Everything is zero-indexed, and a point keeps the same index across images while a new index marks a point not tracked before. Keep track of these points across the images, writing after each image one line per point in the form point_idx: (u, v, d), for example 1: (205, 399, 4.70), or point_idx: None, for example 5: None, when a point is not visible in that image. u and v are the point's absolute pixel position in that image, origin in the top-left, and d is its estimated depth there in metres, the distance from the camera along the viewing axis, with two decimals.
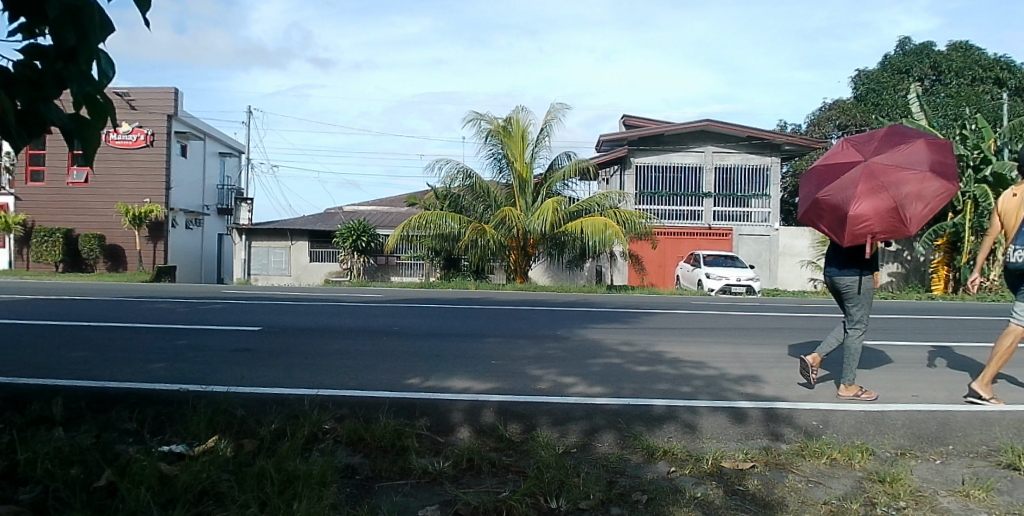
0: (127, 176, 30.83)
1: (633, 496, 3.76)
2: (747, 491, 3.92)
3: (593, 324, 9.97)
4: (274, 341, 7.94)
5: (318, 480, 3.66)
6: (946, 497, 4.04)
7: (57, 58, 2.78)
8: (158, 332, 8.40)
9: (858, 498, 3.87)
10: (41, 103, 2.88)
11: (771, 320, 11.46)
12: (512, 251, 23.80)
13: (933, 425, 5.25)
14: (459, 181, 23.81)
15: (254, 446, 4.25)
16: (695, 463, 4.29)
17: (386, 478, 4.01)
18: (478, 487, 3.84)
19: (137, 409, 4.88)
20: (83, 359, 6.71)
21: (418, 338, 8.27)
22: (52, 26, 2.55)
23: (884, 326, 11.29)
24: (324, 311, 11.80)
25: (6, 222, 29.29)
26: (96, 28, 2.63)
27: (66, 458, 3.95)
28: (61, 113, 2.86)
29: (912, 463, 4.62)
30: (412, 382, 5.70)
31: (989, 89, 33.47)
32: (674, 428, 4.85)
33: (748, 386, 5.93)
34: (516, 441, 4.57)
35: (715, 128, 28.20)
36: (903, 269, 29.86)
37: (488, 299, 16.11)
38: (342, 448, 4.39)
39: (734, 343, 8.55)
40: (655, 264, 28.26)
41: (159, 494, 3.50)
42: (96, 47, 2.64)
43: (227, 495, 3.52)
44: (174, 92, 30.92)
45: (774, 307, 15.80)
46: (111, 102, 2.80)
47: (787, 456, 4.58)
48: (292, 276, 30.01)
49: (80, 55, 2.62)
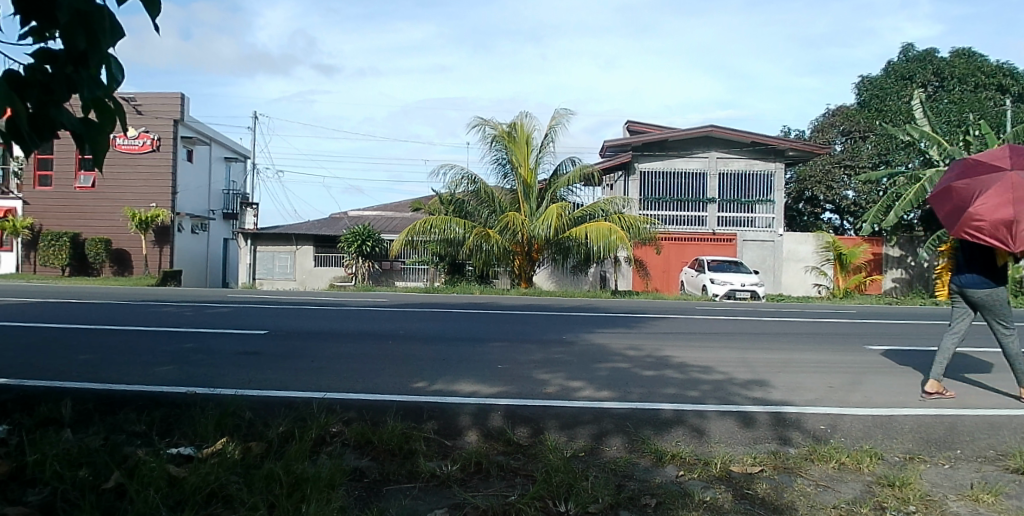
0: (133, 181, 30.98)
1: (642, 500, 3.75)
2: (757, 495, 3.90)
3: (598, 329, 9.95)
4: (281, 345, 7.95)
5: (328, 483, 3.67)
6: (956, 501, 4.01)
7: (70, 63, 2.83)
8: (163, 335, 8.41)
9: (867, 502, 3.85)
10: (53, 106, 2.90)
11: (777, 325, 11.39)
12: (517, 256, 23.76)
13: (941, 429, 5.21)
14: (464, 186, 23.92)
15: (262, 449, 4.26)
16: (703, 467, 4.27)
17: (394, 481, 4.01)
18: (485, 491, 3.83)
19: (145, 412, 4.90)
20: (91, 361, 6.74)
21: (424, 343, 8.25)
22: (63, 32, 2.54)
23: (891, 332, 11.20)
24: (329, 314, 11.81)
25: (14, 226, 29.48)
26: (107, 33, 2.62)
27: (75, 460, 3.96)
28: (71, 117, 2.89)
29: (920, 467, 4.58)
30: (419, 386, 5.68)
31: (992, 95, 33.29)
32: (682, 432, 4.82)
33: (755, 390, 5.90)
34: (523, 445, 4.56)
35: (719, 134, 28.25)
36: (908, 275, 29.71)
37: (493, 303, 16.08)
38: (350, 451, 4.40)
39: (741, 348, 8.51)
40: (659, 269, 28.12)
41: (167, 495, 3.50)
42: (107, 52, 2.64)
43: (235, 496, 3.52)
44: (182, 97, 31.14)
45: (779, 313, 15.74)
46: (121, 107, 2.92)
47: (796, 460, 4.55)
48: (297, 280, 30.05)
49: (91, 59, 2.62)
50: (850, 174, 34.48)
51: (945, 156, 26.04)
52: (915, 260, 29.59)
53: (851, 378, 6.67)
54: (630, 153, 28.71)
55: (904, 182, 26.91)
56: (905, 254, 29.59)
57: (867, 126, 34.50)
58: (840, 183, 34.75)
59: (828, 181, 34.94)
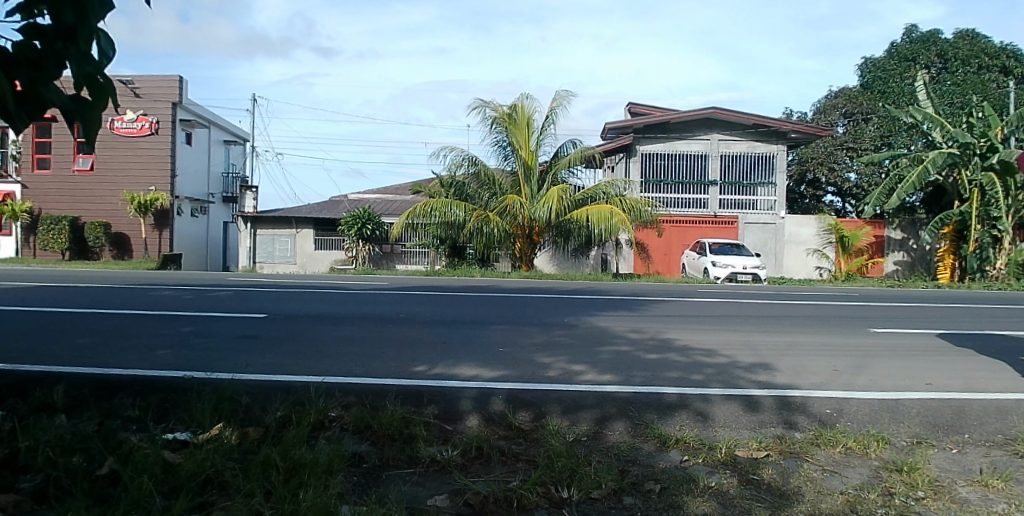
0: (131, 164, 30.76)
1: (646, 485, 3.68)
2: (763, 480, 3.82)
3: (600, 312, 9.87)
4: (279, 328, 7.88)
5: (325, 469, 3.60)
6: (965, 486, 3.94)
7: (57, 38, 2.73)
8: (161, 319, 8.32)
9: (876, 488, 3.78)
10: (41, 83, 2.79)
11: (779, 308, 11.30)
12: (518, 239, 23.63)
13: (947, 413, 5.14)
14: (465, 168, 23.70)
15: (259, 435, 4.19)
16: (708, 452, 4.20)
17: (393, 466, 3.94)
18: (486, 477, 3.76)
19: (140, 397, 4.82)
20: (87, 345, 6.66)
21: (424, 326, 8.18)
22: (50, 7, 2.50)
23: (894, 314, 11.13)
24: (328, 298, 11.74)
25: (12, 210, 29.33)
26: (96, 7, 2.56)
27: (67, 446, 3.89)
28: (61, 94, 2.78)
29: (928, 452, 4.51)
30: (418, 370, 5.61)
31: (995, 77, 32.80)
32: (685, 416, 4.74)
33: (760, 374, 5.83)
34: (525, 430, 4.48)
35: (721, 116, 27.98)
36: (909, 258, 29.57)
37: (494, 286, 15.99)
38: (349, 436, 4.33)
39: (743, 330, 8.43)
40: (660, 252, 27.99)
41: (161, 482, 3.43)
42: (95, 26, 2.58)
43: (231, 483, 3.44)
44: (180, 80, 30.82)
45: (780, 295, 15.65)
46: (112, 83, 2.78)
47: (802, 445, 4.48)
48: (297, 264, 29.97)
49: (80, 34, 2.57)
50: (852, 156, 34.21)
51: (948, 137, 25.81)
52: (916, 242, 29.44)
53: (855, 362, 6.59)
54: (631, 135, 28.46)
55: (907, 164, 26.70)
56: (907, 237, 29.43)
57: (870, 108, 34.16)
58: (842, 165, 34.50)
59: (830, 163, 34.67)
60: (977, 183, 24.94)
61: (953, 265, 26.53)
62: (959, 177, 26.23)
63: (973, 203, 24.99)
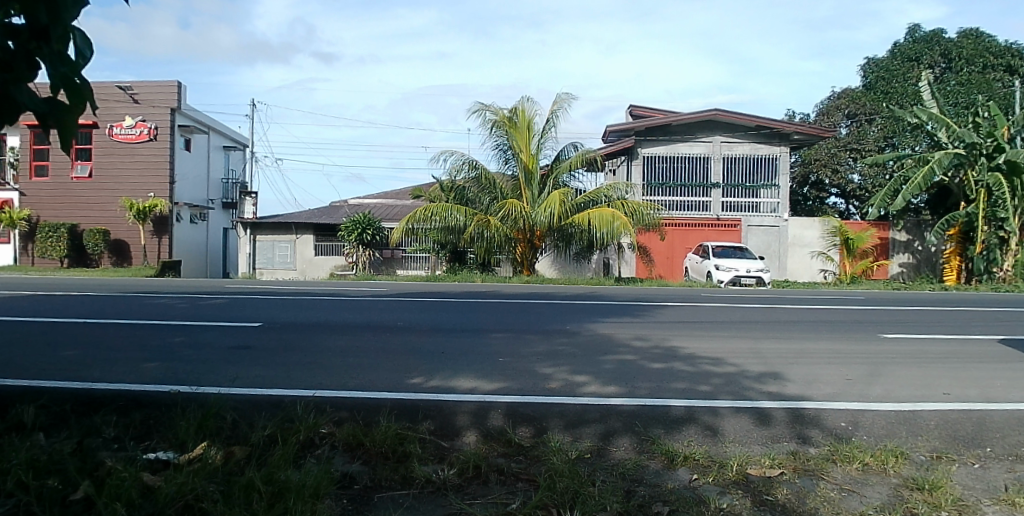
0: (130, 170, 30.64)
1: (653, 508, 3.45)
2: (777, 501, 3.59)
3: (603, 318, 9.64)
4: (273, 337, 7.66)
5: (314, 492, 3.38)
6: (991, 506, 3.71)
7: (30, 39, 2.57)
8: (153, 329, 8.13)
9: (897, 509, 3.55)
10: (13, 85, 2.62)
11: (786, 313, 11.07)
12: (519, 243, 23.42)
13: (968, 426, 4.91)
14: (465, 172, 23.50)
15: (245, 454, 3.96)
16: (719, 470, 3.98)
17: (386, 488, 3.71)
18: (484, 499, 3.53)
19: (124, 413, 4.61)
20: (72, 358, 6.44)
21: (423, 334, 7.96)
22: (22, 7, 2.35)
23: (904, 318, 10.89)
24: (325, 305, 11.52)
25: (11, 217, 29.22)
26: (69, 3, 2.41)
27: (42, 468, 3.66)
28: (34, 97, 2.61)
29: (950, 467, 4.27)
30: (415, 382, 5.39)
31: (1000, 76, 32.56)
32: (694, 431, 4.52)
33: (770, 384, 5.60)
34: (525, 446, 4.26)
35: (723, 117, 27.78)
36: (914, 260, 29.32)
37: (495, 292, 15.79)
38: (339, 454, 4.10)
39: (750, 337, 8.20)
40: (663, 255, 27.81)
41: (137, 508, 3.21)
42: (69, 24, 2.43)
43: (210, 510, 3.22)
44: (179, 85, 30.72)
45: (785, 299, 15.41)
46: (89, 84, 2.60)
47: (817, 461, 4.25)
48: (297, 269, 29.78)
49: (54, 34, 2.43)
50: (855, 158, 33.96)
51: (953, 138, 25.57)
52: (922, 244, 29.22)
53: (868, 370, 6.36)
54: (633, 138, 28.27)
55: (911, 164, 26.44)
56: (912, 239, 29.21)
57: (873, 109, 33.93)
58: (845, 167, 34.27)
59: (834, 164, 34.45)
60: (983, 183, 24.68)
61: (960, 266, 26.33)
62: (965, 178, 26.00)
63: (979, 203, 24.75)
